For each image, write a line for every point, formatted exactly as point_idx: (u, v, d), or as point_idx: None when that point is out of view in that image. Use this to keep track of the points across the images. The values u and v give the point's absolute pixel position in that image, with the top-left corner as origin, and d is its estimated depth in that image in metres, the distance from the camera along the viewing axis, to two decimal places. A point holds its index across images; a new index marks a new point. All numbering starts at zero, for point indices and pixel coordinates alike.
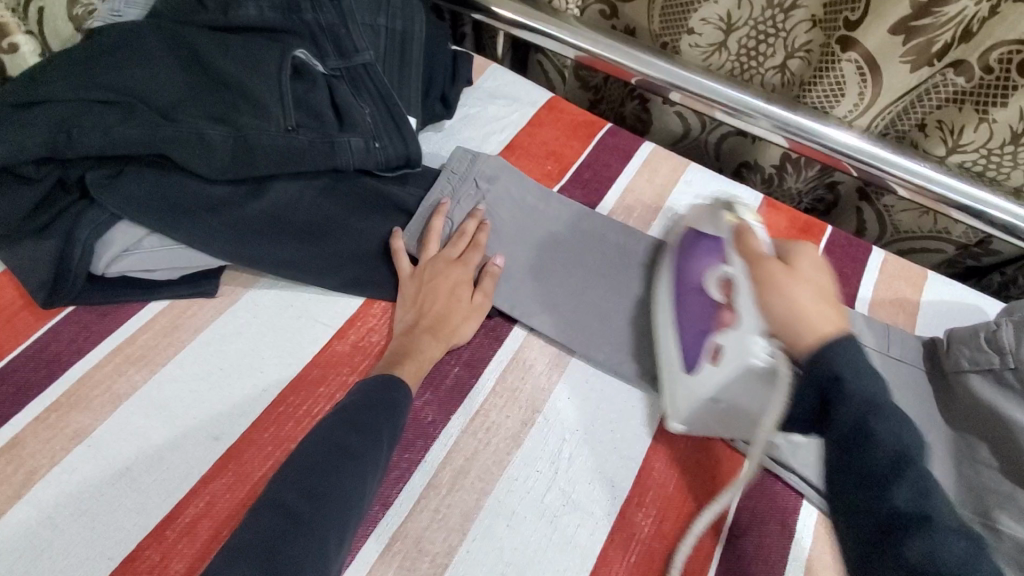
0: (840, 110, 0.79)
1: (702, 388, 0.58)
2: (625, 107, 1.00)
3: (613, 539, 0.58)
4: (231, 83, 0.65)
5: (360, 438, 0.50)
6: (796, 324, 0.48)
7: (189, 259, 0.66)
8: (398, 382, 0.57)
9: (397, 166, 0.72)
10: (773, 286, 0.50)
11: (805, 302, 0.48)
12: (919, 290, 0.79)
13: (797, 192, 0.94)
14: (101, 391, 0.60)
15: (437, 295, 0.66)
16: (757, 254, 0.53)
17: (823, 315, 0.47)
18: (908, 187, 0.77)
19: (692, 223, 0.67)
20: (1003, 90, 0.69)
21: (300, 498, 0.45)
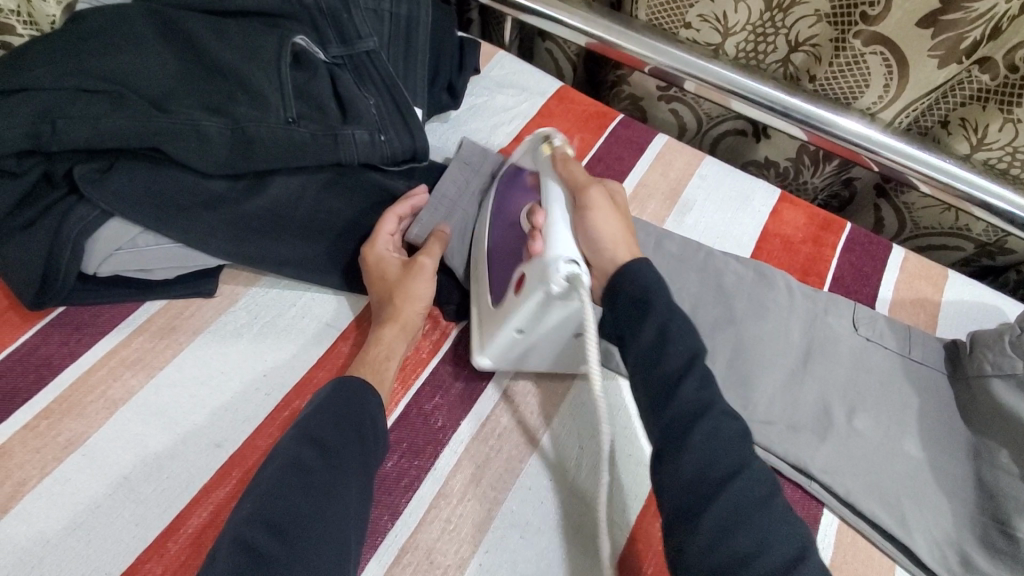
0: (862, 102, 0.77)
1: (512, 316, 0.55)
2: (622, 102, 0.98)
3: (632, 550, 0.56)
4: (226, 70, 0.61)
5: (327, 463, 0.46)
6: (611, 249, 0.53)
7: (186, 258, 0.63)
8: (350, 379, 0.53)
9: (403, 160, 0.68)
10: (592, 212, 0.54)
11: (614, 230, 0.54)
12: (939, 289, 0.77)
13: (813, 187, 0.91)
14: (95, 397, 0.57)
15: (380, 275, 0.63)
16: (578, 183, 0.56)
17: (622, 239, 0.54)
18: (930, 183, 0.74)
19: (515, 160, 0.67)
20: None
21: (264, 534, 0.41)
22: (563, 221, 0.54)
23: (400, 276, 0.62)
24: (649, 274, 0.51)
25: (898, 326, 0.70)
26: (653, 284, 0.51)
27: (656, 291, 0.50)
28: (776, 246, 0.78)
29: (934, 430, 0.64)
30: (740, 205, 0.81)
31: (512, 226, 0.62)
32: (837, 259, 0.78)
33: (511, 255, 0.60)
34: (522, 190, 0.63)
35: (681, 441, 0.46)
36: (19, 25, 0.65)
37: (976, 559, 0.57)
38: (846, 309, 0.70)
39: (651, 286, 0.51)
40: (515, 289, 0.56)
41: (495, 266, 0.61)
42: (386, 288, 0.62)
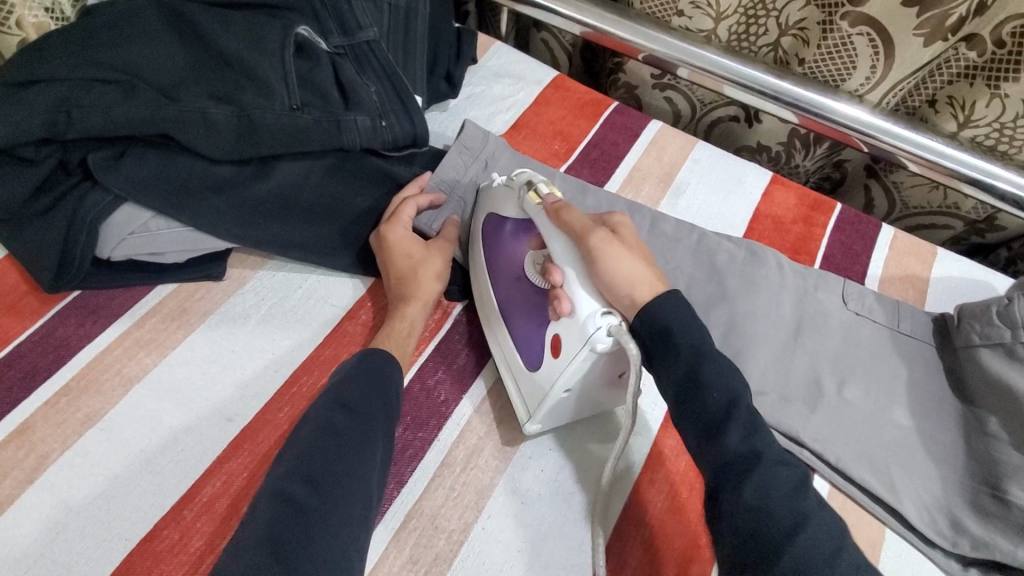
0: (850, 83, 0.79)
1: (557, 383, 0.55)
2: (618, 91, 1.00)
3: (628, 513, 0.58)
4: (233, 60, 0.63)
5: (356, 426, 0.49)
6: (628, 291, 0.53)
7: (197, 242, 0.65)
8: (376, 351, 0.56)
9: (403, 145, 0.70)
10: (608, 256, 0.54)
11: (633, 271, 0.54)
12: (929, 266, 0.79)
13: (805, 170, 0.93)
14: (112, 374, 0.60)
15: (402, 257, 0.64)
16: (587, 230, 0.56)
17: (643, 281, 0.54)
18: (918, 162, 0.76)
19: (494, 208, 0.66)
20: (1014, 64, 0.68)
21: (304, 487, 0.44)
22: (577, 273, 0.55)
23: (421, 260, 0.65)
24: (672, 309, 0.52)
25: (886, 301, 0.72)
26: (671, 322, 0.51)
27: (679, 323, 0.51)
28: (767, 227, 0.80)
29: (923, 399, 0.66)
30: (733, 187, 0.83)
31: (518, 279, 0.63)
32: (827, 238, 0.80)
33: (532, 307, 0.61)
34: (517, 242, 0.64)
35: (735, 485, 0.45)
36: (51, 22, 0.68)
37: (964, 521, 0.59)
38: (836, 285, 0.72)
39: (680, 327, 0.51)
40: (551, 353, 0.56)
41: (524, 321, 0.61)
42: (411, 267, 0.64)
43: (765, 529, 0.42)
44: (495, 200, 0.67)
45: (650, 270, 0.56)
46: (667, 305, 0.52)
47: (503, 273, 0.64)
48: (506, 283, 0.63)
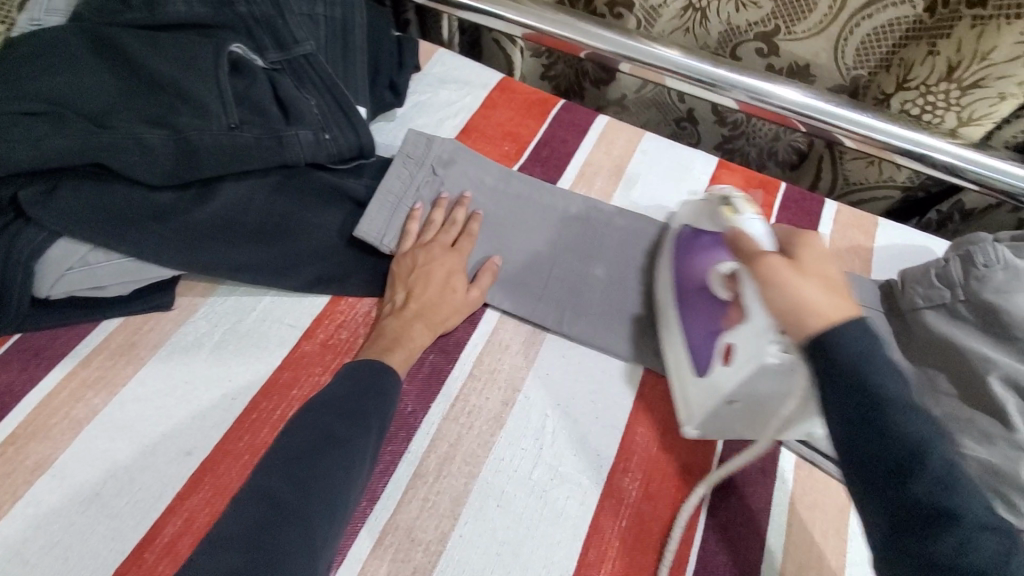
0: (803, 26, 0.81)
1: (725, 385, 0.55)
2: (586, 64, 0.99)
3: (604, 507, 0.58)
4: (166, 82, 0.61)
5: (349, 426, 0.50)
6: (806, 315, 0.44)
7: (141, 272, 0.63)
8: (380, 363, 0.57)
9: (349, 158, 0.69)
10: (779, 284, 0.47)
11: (811, 295, 0.45)
12: (871, 236, 0.82)
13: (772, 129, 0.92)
14: (59, 419, 0.57)
15: (425, 278, 0.66)
16: (756, 251, 0.51)
17: (830, 301, 0.45)
18: (854, 138, 0.79)
19: (694, 222, 0.65)
20: (949, 22, 0.71)
21: (285, 488, 0.44)
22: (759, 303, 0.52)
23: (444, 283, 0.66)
24: (846, 339, 0.42)
25: None
26: (850, 363, 0.41)
27: (877, 357, 0.41)
28: None
29: None
30: (681, 175, 0.85)
31: (700, 289, 0.62)
32: (775, 217, 0.82)
33: (709, 317, 0.61)
34: (703, 254, 0.62)
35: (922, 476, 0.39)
36: None
37: None
38: None
39: (863, 361, 0.41)
40: (721, 359, 0.57)
41: (693, 338, 0.62)
42: (428, 264, 0.67)
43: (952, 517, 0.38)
44: (698, 218, 0.65)
45: (840, 295, 0.46)
46: (855, 331, 0.42)
47: (686, 286, 0.63)
48: (683, 298, 0.63)
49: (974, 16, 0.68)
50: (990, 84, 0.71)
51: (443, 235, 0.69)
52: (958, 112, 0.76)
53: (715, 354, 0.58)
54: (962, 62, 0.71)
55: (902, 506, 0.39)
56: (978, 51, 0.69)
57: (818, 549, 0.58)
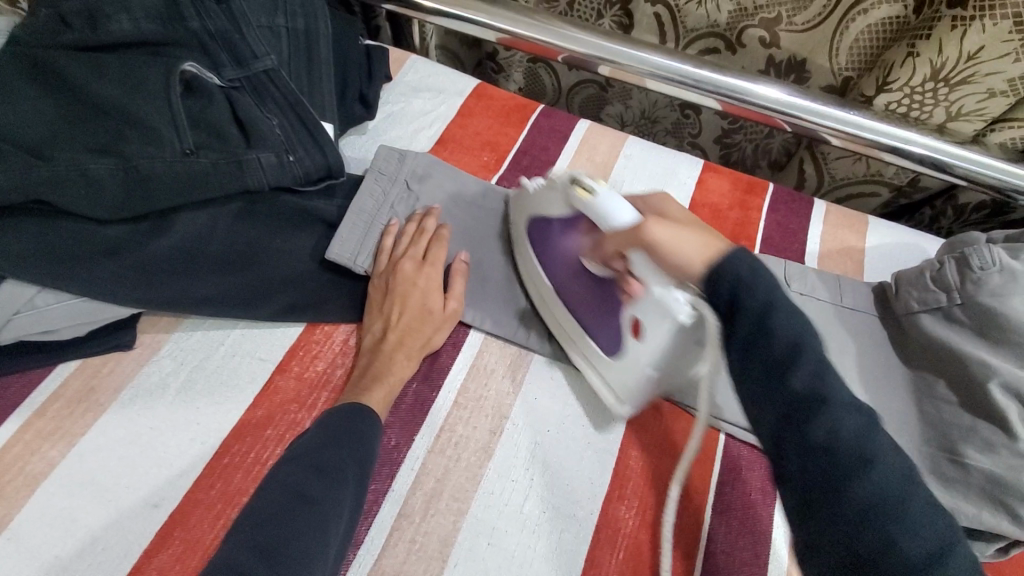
0: (803, 17, 0.76)
1: (642, 362, 0.56)
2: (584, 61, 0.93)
3: (600, 538, 0.55)
4: (114, 108, 0.57)
5: (323, 481, 0.46)
6: (683, 257, 0.46)
7: (96, 312, 0.59)
8: (361, 408, 0.54)
9: (318, 178, 0.65)
10: (670, 241, 0.47)
11: (692, 254, 0.46)
12: (862, 236, 0.80)
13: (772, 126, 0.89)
14: (13, 475, 0.53)
15: (406, 300, 0.62)
16: (675, 236, 0.47)
17: (694, 246, 0.46)
18: (840, 136, 0.77)
19: (537, 210, 0.63)
20: (930, 23, 0.68)
21: (253, 555, 0.39)
22: (648, 270, 0.50)
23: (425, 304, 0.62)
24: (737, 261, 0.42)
25: (827, 277, 0.73)
26: (812, 358, 0.40)
27: (765, 285, 0.41)
28: (705, 216, 0.80)
29: (874, 371, 0.67)
30: (667, 179, 0.83)
31: (576, 273, 0.62)
32: (764, 220, 0.80)
33: (597, 282, 0.61)
34: (573, 233, 0.61)
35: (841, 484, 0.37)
36: None
37: None
38: (778, 268, 0.72)
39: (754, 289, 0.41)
40: (632, 335, 0.56)
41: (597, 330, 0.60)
42: (407, 285, 0.63)
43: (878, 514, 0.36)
44: (533, 205, 0.64)
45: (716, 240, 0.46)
46: (739, 260, 0.42)
47: (562, 274, 0.63)
48: (567, 276, 0.63)
49: (954, 16, 0.65)
50: (978, 80, 0.69)
51: (415, 249, 0.65)
52: (946, 108, 0.75)
53: (625, 332, 0.57)
54: (947, 63, 0.69)
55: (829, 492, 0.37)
56: (964, 51, 0.67)
57: None
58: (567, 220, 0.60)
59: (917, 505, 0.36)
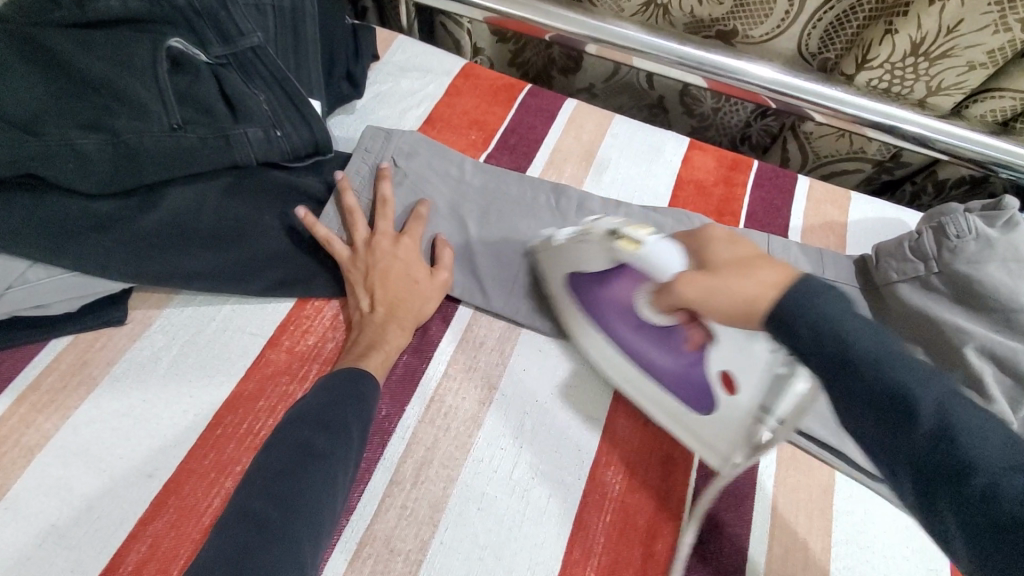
0: (759, 31, 0.80)
1: (739, 414, 0.54)
2: (553, 50, 0.97)
3: (587, 501, 0.57)
4: (100, 84, 0.58)
5: (329, 437, 0.48)
6: (729, 298, 0.43)
7: (87, 287, 0.59)
8: (363, 373, 0.54)
9: (306, 155, 0.66)
10: (729, 284, 0.44)
11: (752, 287, 0.42)
12: (845, 211, 0.81)
13: (744, 113, 0.92)
14: (9, 447, 0.54)
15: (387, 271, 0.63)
16: (740, 282, 0.43)
17: (748, 284, 0.42)
18: (824, 112, 0.78)
19: (572, 267, 0.63)
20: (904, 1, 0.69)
21: (271, 507, 0.42)
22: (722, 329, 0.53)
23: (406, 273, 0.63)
24: (815, 294, 0.38)
25: (810, 250, 0.74)
26: (827, 338, 0.36)
27: (832, 311, 0.37)
28: (690, 192, 0.81)
29: None
30: (653, 157, 0.83)
31: (628, 316, 0.61)
32: (749, 196, 0.81)
33: (666, 347, 0.59)
34: (616, 281, 0.60)
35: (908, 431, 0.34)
36: None
37: None
38: (761, 242, 0.74)
39: (823, 322, 0.37)
40: (723, 389, 0.56)
41: (656, 354, 0.60)
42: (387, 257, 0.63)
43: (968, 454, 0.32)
44: (562, 257, 0.63)
45: (756, 263, 0.44)
46: (812, 292, 0.38)
47: (619, 323, 0.62)
48: (631, 342, 0.62)
49: None
50: (957, 53, 0.70)
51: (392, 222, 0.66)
52: (926, 82, 0.76)
53: (716, 387, 0.57)
54: (927, 38, 0.70)
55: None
56: (944, 24, 0.68)
57: (798, 530, 0.58)
58: (617, 269, 0.59)
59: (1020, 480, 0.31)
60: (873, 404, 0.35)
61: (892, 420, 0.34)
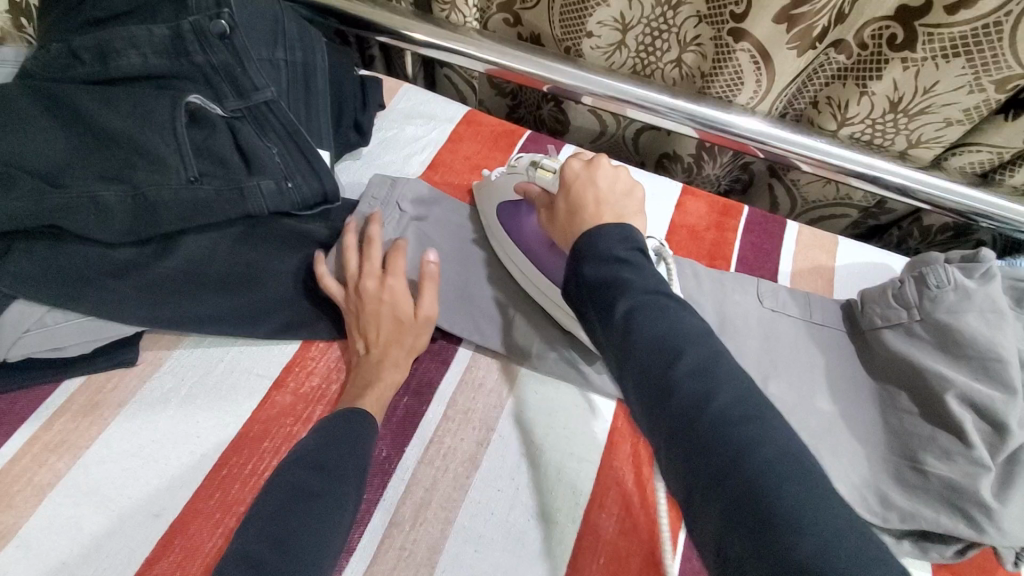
0: (742, 97, 0.82)
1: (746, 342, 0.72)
2: (542, 110, 1.02)
3: (581, 546, 0.58)
4: (121, 137, 0.61)
5: (324, 480, 0.49)
6: (592, 193, 0.58)
7: (102, 330, 0.62)
8: (360, 416, 0.56)
9: (315, 204, 0.69)
10: (582, 185, 0.59)
11: (602, 193, 0.58)
12: (833, 255, 0.84)
13: (715, 177, 0.98)
14: (22, 486, 0.56)
15: (390, 317, 0.65)
16: (606, 184, 0.58)
17: (615, 199, 0.57)
18: (810, 162, 0.81)
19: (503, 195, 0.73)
20: (876, 64, 0.73)
21: (268, 549, 0.44)
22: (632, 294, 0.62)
23: (409, 321, 0.65)
24: (610, 237, 0.49)
25: (798, 294, 0.77)
26: (634, 271, 0.47)
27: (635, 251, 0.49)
28: (683, 236, 0.84)
29: (841, 384, 0.70)
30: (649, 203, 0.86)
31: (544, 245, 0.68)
32: (739, 241, 0.84)
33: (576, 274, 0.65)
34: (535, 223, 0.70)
35: (700, 421, 0.39)
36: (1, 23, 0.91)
37: (892, 496, 0.62)
38: (751, 285, 0.77)
39: (657, 299, 0.45)
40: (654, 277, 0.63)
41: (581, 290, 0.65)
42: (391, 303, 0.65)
43: (745, 430, 0.38)
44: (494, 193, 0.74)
45: (625, 194, 0.58)
46: (613, 228, 0.50)
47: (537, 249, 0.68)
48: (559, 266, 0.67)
49: (904, 60, 0.70)
50: (935, 111, 0.74)
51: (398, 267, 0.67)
52: (907, 135, 0.79)
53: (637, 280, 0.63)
54: (904, 98, 0.74)
55: (684, 430, 0.39)
56: (919, 86, 0.72)
57: None
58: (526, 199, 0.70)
59: (761, 435, 0.37)
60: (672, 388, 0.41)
61: (692, 400, 0.40)
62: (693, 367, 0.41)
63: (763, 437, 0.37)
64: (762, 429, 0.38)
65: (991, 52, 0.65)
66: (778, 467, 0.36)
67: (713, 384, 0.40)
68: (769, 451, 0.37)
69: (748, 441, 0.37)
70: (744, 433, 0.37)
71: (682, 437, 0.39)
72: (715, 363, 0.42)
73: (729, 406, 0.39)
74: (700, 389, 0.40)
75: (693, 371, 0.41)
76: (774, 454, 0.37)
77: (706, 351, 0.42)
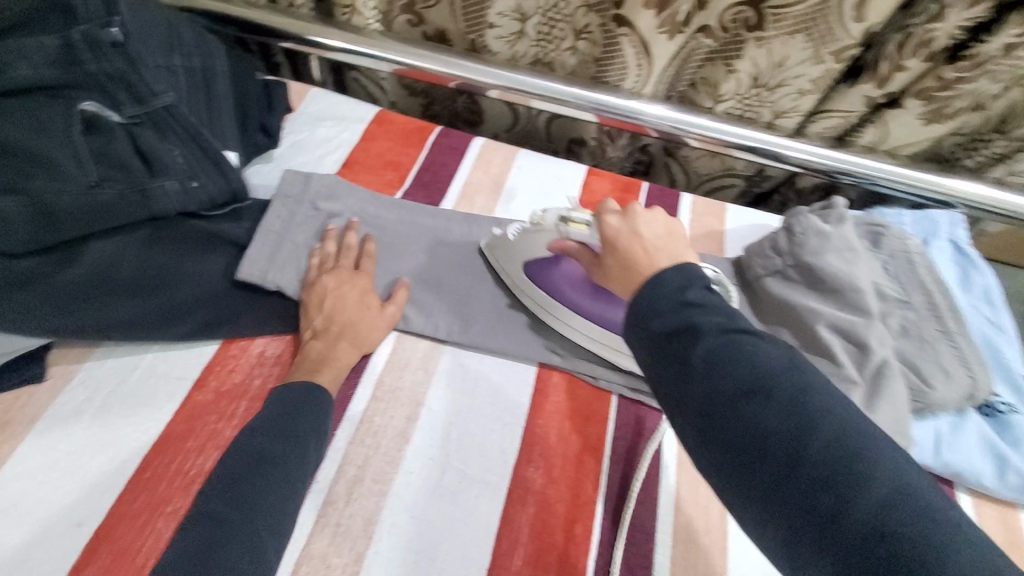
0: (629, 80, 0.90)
1: None
2: (456, 103, 1.06)
3: (512, 499, 0.62)
4: (14, 148, 0.60)
5: (288, 446, 0.54)
6: (636, 249, 0.53)
7: (6, 346, 0.60)
8: (317, 388, 0.60)
9: (223, 202, 0.71)
10: (624, 244, 0.54)
11: (652, 244, 0.52)
12: (723, 220, 0.93)
13: (618, 159, 1.06)
14: None
15: (338, 297, 0.68)
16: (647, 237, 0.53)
17: (667, 248, 0.52)
18: (697, 137, 0.90)
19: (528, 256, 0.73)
20: (736, 45, 0.82)
21: (231, 509, 0.49)
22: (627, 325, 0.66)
23: (356, 301, 0.69)
24: (665, 281, 0.46)
25: None
26: (702, 316, 0.42)
27: (696, 289, 0.45)
28: None
29: None
30: (555, 184, 0.93)
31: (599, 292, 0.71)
32: None
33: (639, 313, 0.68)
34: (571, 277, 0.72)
35: (804, 472, 0.36)
36: None
37: None
38: None
39: (731, 340, 0.41)
40: None
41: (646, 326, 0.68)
42: (338, 285, 0.69)
43: (859, 478, 0.35)
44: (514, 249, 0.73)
45: (674, 239, 0.53)
46: (671, 272, 0.46)
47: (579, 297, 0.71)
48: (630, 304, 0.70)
49: (758, 40, 0.80)
50: (790, 83, 0.84)
51: (346, 258, 0.72)
52: (770, 108, 0.89)
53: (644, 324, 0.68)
54: (763, 72, 0.84)
55: (782, 481, 0.37)
56: (772, 62, 0.82)
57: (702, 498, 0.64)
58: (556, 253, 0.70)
59: (875, 480, 0.35)
60: (764, 435, 0.38)
61: (786, 448, 0.37)
62: (782, 406, 0.38)
63: (872, 480, 0.35)
64: (874, 472, 0.35)
65: (825, 28, 0.76)
66: (899, 514, 0.34)
67: (810, 423, 0.37)
68: (883, 496, 0.35)
69: (862, 490, 0.35)
70: (857, 481, 0.35)
71: (780, 489, 0.37)
72: (806, 399, 0.38)
73: (831, 448, 0.36)
74: (799, 434, 0.37)
75: (785, 412, 0.38)
76: (887, 501, 0.34)
77: (794, 385, 0.39)
